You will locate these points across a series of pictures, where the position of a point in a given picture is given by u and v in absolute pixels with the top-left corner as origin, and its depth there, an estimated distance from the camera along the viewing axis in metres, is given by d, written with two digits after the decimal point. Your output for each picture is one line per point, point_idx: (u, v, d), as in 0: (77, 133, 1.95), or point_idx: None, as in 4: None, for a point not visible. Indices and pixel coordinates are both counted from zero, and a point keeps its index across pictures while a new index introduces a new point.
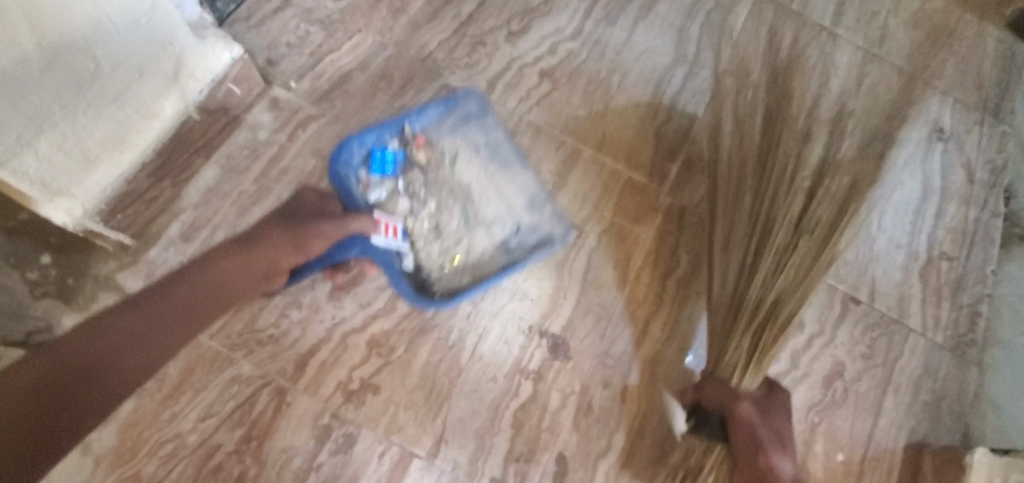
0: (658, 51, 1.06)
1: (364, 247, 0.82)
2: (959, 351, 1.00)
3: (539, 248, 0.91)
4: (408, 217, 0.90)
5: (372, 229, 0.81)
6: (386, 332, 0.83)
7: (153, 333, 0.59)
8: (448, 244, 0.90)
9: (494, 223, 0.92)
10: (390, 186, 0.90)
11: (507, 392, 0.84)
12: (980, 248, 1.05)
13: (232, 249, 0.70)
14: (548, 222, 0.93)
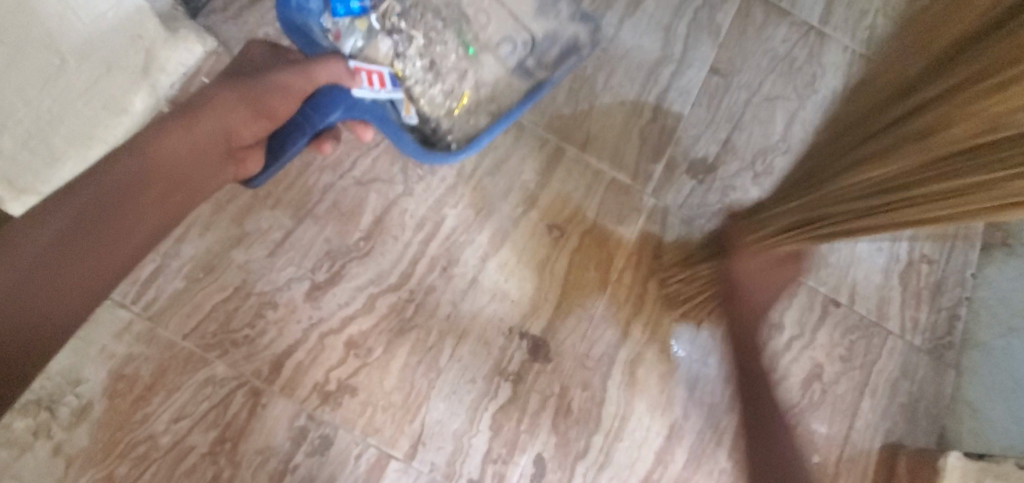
0: (645, 49, 1.05)
1: (348, 108, 0.78)
2: (936, 353, 1.01)
3: (562, 64, 0.86)
4: (395, 61, 0.84)
5: (349, 80, 0.77)
6: (364, 333, 0.83)
7: (94, 230, 0.58)
8: (444, 79, 0.85)
9: (500, 44, 0.87)
10: (363, 28, 0.83)
11: (485, 394, 0.83)
12: (961, 251, 1.05)
13: (160, 127, 0.65)
14: (566, 24, 0.87)
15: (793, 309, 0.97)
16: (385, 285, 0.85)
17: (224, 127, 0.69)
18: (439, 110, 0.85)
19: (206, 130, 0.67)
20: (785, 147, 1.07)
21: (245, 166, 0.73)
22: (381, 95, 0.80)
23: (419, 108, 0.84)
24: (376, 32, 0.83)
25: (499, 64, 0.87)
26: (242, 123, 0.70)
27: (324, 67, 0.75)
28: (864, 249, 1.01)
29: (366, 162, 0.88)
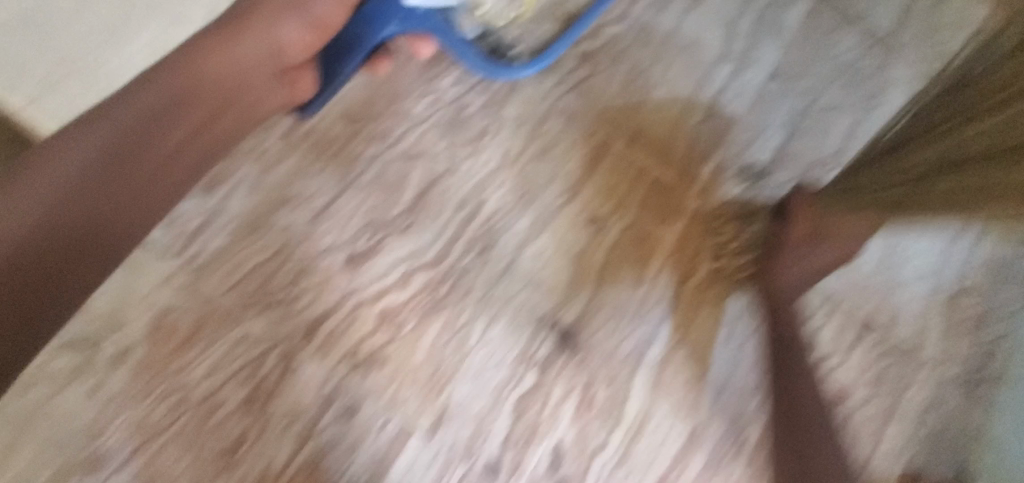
0: (705, 45, 1.02)
1: (404, 19, 0.84)
2: (969, 387, 0.99)
3: None
4: None
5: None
6: (397, 307, 0.83)
7: (156, 128, 0.67)
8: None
9: None
10: None
11: (510, 380, 0.84)
12: (1015, 287, 1.03)
13: (204, 43, 0.72)
14: None
15: (828, 328, 0.96)
16: (422, 261, 0.85)
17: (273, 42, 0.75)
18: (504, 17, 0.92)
19: (248, 54, 0.74)
20: (838, 160, 1.04)
21: (297, 79, 0.79)
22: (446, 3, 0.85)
23: (480, 17, 0.90)
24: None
25: None
26: (291, 33, 0.76)
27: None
28: (909, 274, 1.00)
29: (414, 136, 0.89)
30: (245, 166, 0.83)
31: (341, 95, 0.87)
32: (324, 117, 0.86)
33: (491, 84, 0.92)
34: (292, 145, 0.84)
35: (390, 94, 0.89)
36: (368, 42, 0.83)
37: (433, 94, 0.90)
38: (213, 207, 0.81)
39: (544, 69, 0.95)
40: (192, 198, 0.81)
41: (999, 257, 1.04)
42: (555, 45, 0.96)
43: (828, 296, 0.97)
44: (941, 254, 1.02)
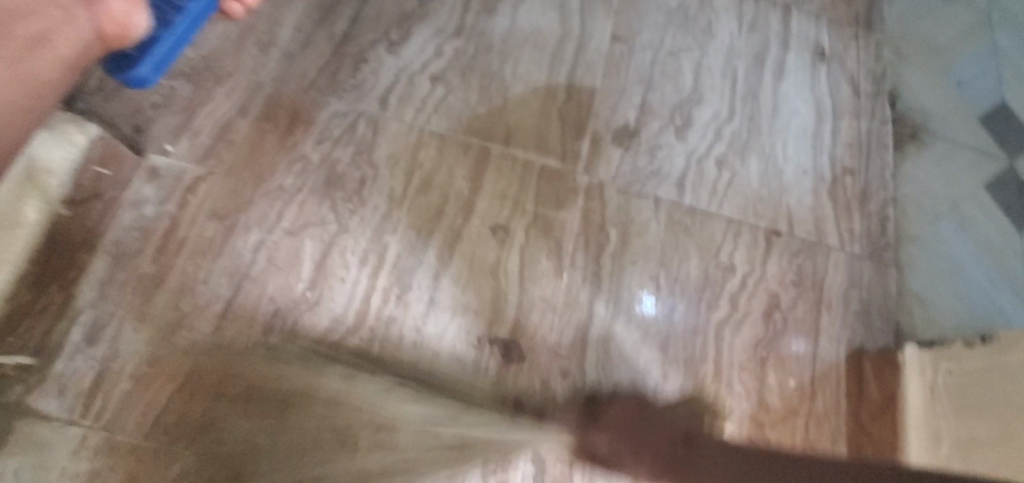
0: (544, 30, 1.07)
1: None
2: (877, 256, 1.08)
3: None
4: None
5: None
6: (334, 383, 0.81)
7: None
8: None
9: None
10: None
11: (470, 409, 0.84)
12: (877, 156, 1.16)
13: None
14: None
15: (741, 249, 1.01)
16: (344, 328, 0.83)
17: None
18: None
19: None
20: (698, 96, 1.10)
21: (108, 11, 0.74)
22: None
23: None
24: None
25: None
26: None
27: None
28: (791, 175, 1.09)
29: (294, 210, 0.87)
30: (126, 300, 0.79)
31: (204, 195, 0.85)
32: (194, 223, 0.83)
33: (354, 133, 0.93)
34: (169, 261, 0.81)
35: (256, 177, 0.87)
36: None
37: (299, 163, 0.89)
38: (106, 353, 0.76)
39: (401, 102, 0.96)
40: (79, 353, 0.76)
41: (856, 135, 1.16)
42: (404, 77, 0.98)
43: (731, 220, 1.02)
44: (811, 147, 1.12)
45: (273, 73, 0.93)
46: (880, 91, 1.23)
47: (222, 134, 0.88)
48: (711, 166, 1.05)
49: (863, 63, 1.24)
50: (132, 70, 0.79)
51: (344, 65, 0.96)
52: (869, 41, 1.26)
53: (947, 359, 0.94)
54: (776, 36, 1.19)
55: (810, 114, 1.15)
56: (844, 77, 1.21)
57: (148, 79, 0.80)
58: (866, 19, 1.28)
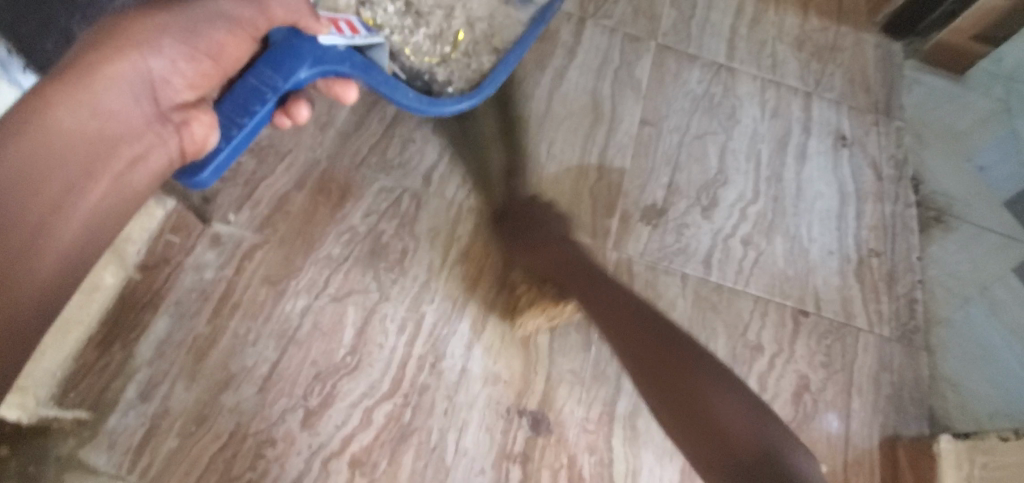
0: (577, 114, 1.15)
1: (317, 61, 0.78)
2: (907, 339, 1.07)
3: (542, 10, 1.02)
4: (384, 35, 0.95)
5: (319, 27, 0.78)
6: (367, 449, 0.83)
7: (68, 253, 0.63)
8: (433, 19, 0.98)
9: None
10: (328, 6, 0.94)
11: (498, 481, 0.85)
12: (902, 239, 1.18)
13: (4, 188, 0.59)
14: None
15: (769, 328, 1.03)
16: (379, 395, 0.86)
17: (144, 75, 0.71)
18: (425, 57, 0.96)
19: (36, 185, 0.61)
20: (723, 177, 1.15)
21: (191, 133, 0.72)
22: (355, 41, 0.84)
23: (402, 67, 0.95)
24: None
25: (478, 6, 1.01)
26: (184, 59, 0.74)
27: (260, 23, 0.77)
28: (817, 256, 1.11)
29: (340, 278, 0.92)
30: (180, 359, 0.84)
31: (259, 261, 0.91)
32: (248, 287, 0.89)
33: (399, 207, 1.00)
34: (222, 322, 0.87)
35: (307, 245, 0.94)
36: (269, 94, 0.74)
37: (347, 233, 0.96)
38: (156, 410, 0.81)
39: (443, 179, 1.03)
40: (132, 409, 0.80)
41: (880, 218, 1.19)
42: (448, 155, 1.05)
43: (758, 298, 1.05)
44: (836, 230, 1.15)
45: (329, 150, 1.01)
46: (902, 175, 1.26)
47: (279, 205, 0.96)
48: (737, 245, 1.09)
49: (884, 147, 1.28)
50: (195, 175, 0.71)
51: (392, 143, 1.04)
52: (889, 127, 1.31)
53: (982, 453, 0.89)
54: (797, 122, 1.25)
55: (834, 196, 1.19)
56: (866, 162, 1.25)
57: (206, 184, 0.72)
58: (886, 105, 1.34)
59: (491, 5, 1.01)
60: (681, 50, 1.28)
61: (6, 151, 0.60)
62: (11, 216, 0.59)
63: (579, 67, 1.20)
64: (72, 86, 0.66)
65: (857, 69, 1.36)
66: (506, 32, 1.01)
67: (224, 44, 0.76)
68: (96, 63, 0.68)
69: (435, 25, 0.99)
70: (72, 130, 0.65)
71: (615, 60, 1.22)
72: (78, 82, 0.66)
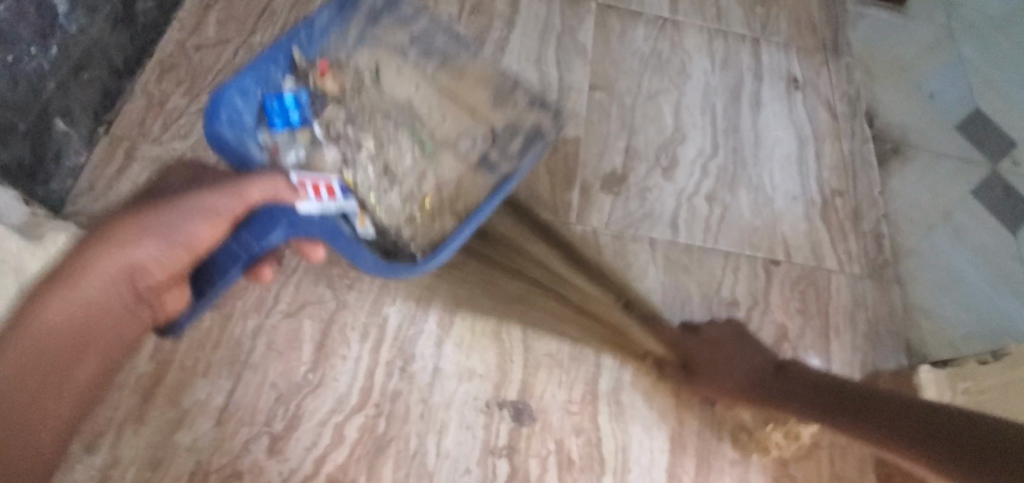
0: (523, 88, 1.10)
1: (292, 224, 0.80)
2: (878, 274, 1.07)
3: (529, 145, 0.92)
4: (345, 168, 0.91)
5: (292, 196, 0.78)
6: (341, 467, 0.78)
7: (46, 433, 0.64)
8: (407, 183, 0.92)
9: (457, 140, 0.96)
10: (304, 139, 0.91)
11: (484, 479, 0.81)
12: (863, 175, 1.17)
13: None
14: (525, 157, 0.92)
15: (742, 282, 1.01)
16: (348, 409, 0.81)
17: (128, 265, 0.71)
18: (398, 218, 0.90)
19: None
20: (680, 134, 1.12)
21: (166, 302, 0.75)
22: (334, 205, 0.82)
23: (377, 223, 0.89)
24: (321, 139, 0.91)
25: (459, 162, 0.94)
26: (174, 244, 0.72)
27: (243, 201, 0.75)
28: (782, 203, 1.10)
29: (290, 291, 0.86)
30: (124, 402, 0.77)
31: None
32: None
33: None
34: (166, 356, 0.80)
35: None
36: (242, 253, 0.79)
37: None
38: (105, 460, 0.75)
39: None
40: (78, 463, 0.74)
41: (840, 157, 1.18)
42: None
43: (728, 254, 1.03)
44: (797, 174, 1.13)
45: None
46: (856, 111, 1.24)
47: None
48: (702, 203, 1.06)
49: (837, 85, 1.26)
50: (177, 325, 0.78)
51: None
52: (839, 64, 1.29)
53: (964, 380, 0.86)
54: (748, 70, 1.23)
55: (792, 141, 1.17)
56: (819, 102, 1.23)
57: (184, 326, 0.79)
58: (833, 43, 1.32)
59: (461, 170, 0.93)
60: (623, 9, 1.23)
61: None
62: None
63: (519, 39, 1.15)
64: (75, 288, 0.67)
65: (802, 9, 1.34)
66: (470, 195, 0.91)
67: (204, 233, 0.73)
68: (88, 259, 0.69)
69: (409, 184, 0.92)
70: (60, 321, 0.66)
71: (557, 27, 1.17)
72: (76, 275, 0.68)
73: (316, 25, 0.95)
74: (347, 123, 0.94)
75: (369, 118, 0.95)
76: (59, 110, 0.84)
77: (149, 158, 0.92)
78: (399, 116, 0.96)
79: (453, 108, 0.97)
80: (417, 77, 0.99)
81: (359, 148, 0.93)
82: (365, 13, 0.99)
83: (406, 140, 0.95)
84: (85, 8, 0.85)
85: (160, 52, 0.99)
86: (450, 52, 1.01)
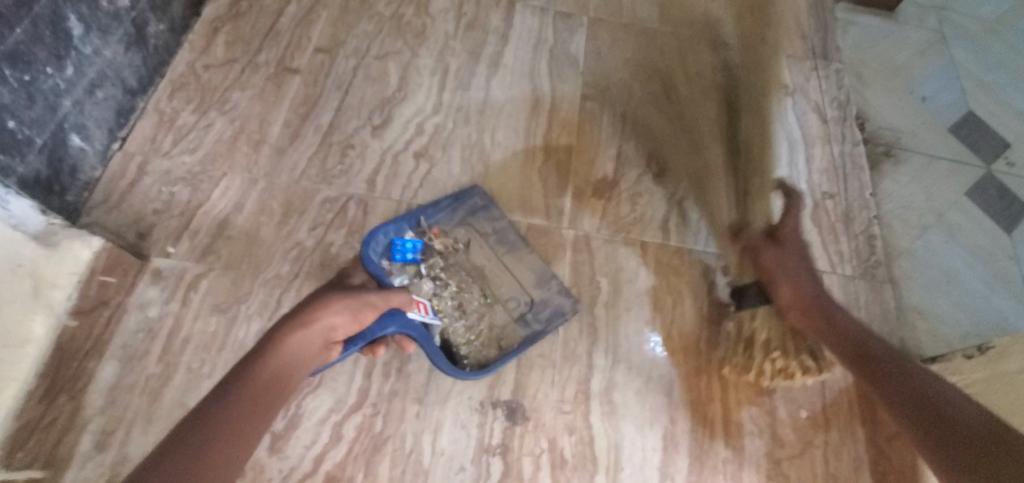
0: (517, 98, 1.14)
1: (402, 322, 0.84)
2: (869, 275, 1.08)
3: (554, 320, 0.94)
4: (432, 298, 0.94)
5: (408, 304, 0.84)
6: (340, 464, 0.81)
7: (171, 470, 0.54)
8: (474, 321, 0.94)
9: (510, 300, 0.96)
10: (411, 270, 0.95)
11: (479, 477, 0.83)
12: (854, 178, 1.18)
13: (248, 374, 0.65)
14: (557, 295, 0.96)
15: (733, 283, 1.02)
16: (346, 409, 0.84)
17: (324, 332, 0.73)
18: (463, 334, 0.92)
19: (273, 369, 0.67)
20: (671, 141, 1.15)
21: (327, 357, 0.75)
22: (429, 320, 0.88)
23: (448, 334, 0.92)
24: (423, 275, 0.95)
25: (511, 316, 0.95)
26: (338, 331, 0.74)
27: (383, 302, 0.81)
28: (773, 205, 1.12)
29: (293, 295, 0.91)
30: (132, 402, 0.81)
31: (206, 291, 0.89)
32: (197, 318, 0.87)
33: (345, 216, 0.98)
34: (174, 358, 0.84)
35: (255, 267, 0.92)
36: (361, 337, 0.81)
37: (295, 249, 0.94)
38: (115, 457, 0.78)
39: (388, 181, 1.02)
40: (89, 461, 0.77)
41: (831, 160, 1.19)
42: (390, 156, 1.04)
43: (719, 256, 1.05)
44: (788, 178, 1.15)
45: (265, 169, 0.99)
46: (847, 115, 1.26)
47: (221, 231, 0.93)
48: (693, 207, 1.09)
49: (827, 90, 1.29)
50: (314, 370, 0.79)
51: (331, 152, 1.03)
52: (829, 70, 1.31)
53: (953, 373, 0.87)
54: None
55: (782, 145, 1.19)
56: (810, 107, 1.26)
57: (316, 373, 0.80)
58: (823, 50, 1.34)
59: (508, 318, 0.95)
60: (614, 22, 1.28)
61: (244, 382, 0.64)
62: (225, 412, 0.61)
63: (513, 52, 1.19)
64: (266, 369, 0.66)
65: (791, 18, 1.37)
66: (514, 332, 0.94)
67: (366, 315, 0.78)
68: (262, 382, 0.65)
69: (475, 311, 0.94)
70: (271, 363, 0.67)
71: (550, 40, 1.22)
72: (240, 398, 0.63)
73: (441, 204, 1.00)
74: (444, 268, 0.97)
75: (460, 262, 0.98)
76: (74, 127, 0.90)
77: (159, 171, 0.97)
78: (472, 275, 0.97)
79: (513, 269, 0.98)
80: (489, 253, 0.99)
81: (446, 287, 0.95)
82: (467, 207, 1.01)
83: (478, 289, 0.96)
84: (98, 30, 0.91)
85: (171, 72, 1.05)
86: (519, 241, 1.00)
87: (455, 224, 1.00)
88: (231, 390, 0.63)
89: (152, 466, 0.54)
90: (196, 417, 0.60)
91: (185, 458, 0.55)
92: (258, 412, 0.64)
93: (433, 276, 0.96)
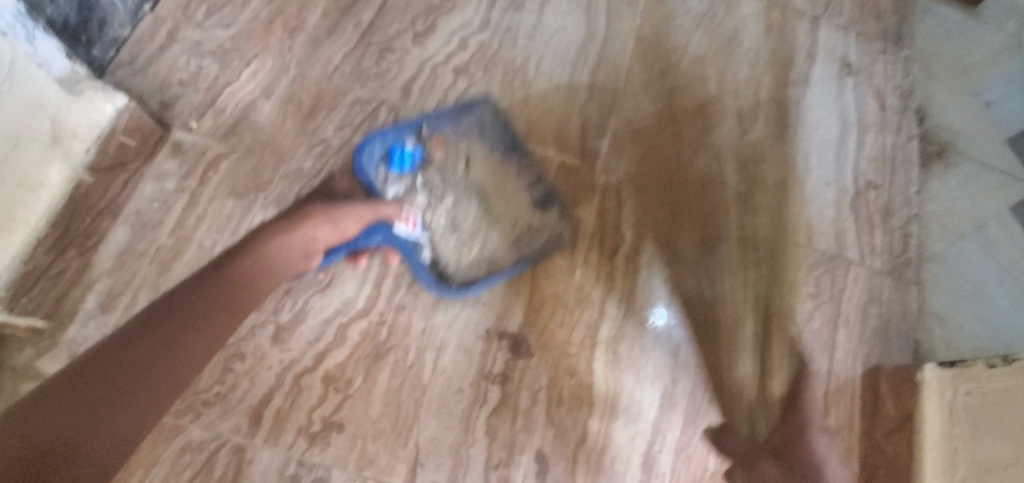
0: (570, 29, 1.07)
1: (388, 233, 0.84)
2: (898, 272, 1.04)
3: (545, 250, 0.92)
4: (426, 211, 0.94)
5: (396, 216, 0.83)
6: (340, 365, 0.80)
7: (135, 350, 0.57)
8: (467, 238, 0.94)
9: (505, 221, 0.95)
10: (406, 180, 0.94)
11: (475, 401, 0.82)
12: (902, 172, 1.13)
13: (236, 268, 0.67)
14: (553, 226, 0.95)
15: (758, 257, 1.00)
16: (353, 312, 0.83)
17: (311, 239, 0.74)
18: (454, 250, 0.92)
19: (254, 261, 0.68)
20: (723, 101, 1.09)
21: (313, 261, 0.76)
22: (415, 235, 0.86)
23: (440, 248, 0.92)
24: (418, 190, 0.94)
25: (506, 238, 0.94)
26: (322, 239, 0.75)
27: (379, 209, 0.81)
28: (813, 186, 1.07)
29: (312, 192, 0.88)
30: (140, 270, 0.80)
31: (225, 172, 0.86)
32: (213, 199, 0.85)
33: (375, 121, 0.95)
34: (187, 234, 0.82)
35: (277, 157, 0.89)
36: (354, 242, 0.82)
37: (320, 146, 0.91)
38: (117, 321, 0.78)
39: (423, 92, 0.98)
40: (92, 320, 0.77)
41: (882, 149, 1.14)
42: (428, 67, 0.99)
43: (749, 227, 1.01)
44: (835, 160, 1.10)
45: (298, 58, 0.94)
46: (907, 106, 1.19)
47: (246, 114, 0.90)
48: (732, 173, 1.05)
49: (892, 76, 1.21)
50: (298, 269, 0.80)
51: (369, 53, 0.97)
52: (898, 55, 1.23)
53: (968, 381, 0.85)
54: (805, 46, 1.18)
55: (836, 125, 1.13)
56: (871, 91, 1.18)
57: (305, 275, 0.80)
58: (898, 32, 1.25)
59: (503, 239, 0.94)
60: None
61: (231, 270, 0.67)
62: (204, 296, 0.63)
63: None
64: (252, 259, 0.69)
65: None
66: (504, 257, 0.93)
67: (353, 225, 0.78)
68: (248, 273, 0.67)
69: (468, 230, 0.94)
70: (256, 257, 0.69)
71: None
72: (224, 283, 0.65)
73: (443, 115, 0.95)
74: (441, 182, 0.96)
75: (461, 175, 0.97)
76: None
77: (189, 41, 0.92)
78: (469, 192, 0.96)
79: (514, 191, 0.96)
80: (491, 169, 0.97)
81: (442, 201, 0.95)
82: (472, 122, 0.97)
83: (474, 209, 0.95)
84: None
85: None
86: (521, 163, 0.98)
87: (458, 135, 0.97)
88: (217, 278, 0.65)
89: (154, 319, 0.60)
90: (181, 297, 0.63)
91: (171, 330, 0.59)
92: (242, 306, 0.66)
93: (427, 188, 0.95)
